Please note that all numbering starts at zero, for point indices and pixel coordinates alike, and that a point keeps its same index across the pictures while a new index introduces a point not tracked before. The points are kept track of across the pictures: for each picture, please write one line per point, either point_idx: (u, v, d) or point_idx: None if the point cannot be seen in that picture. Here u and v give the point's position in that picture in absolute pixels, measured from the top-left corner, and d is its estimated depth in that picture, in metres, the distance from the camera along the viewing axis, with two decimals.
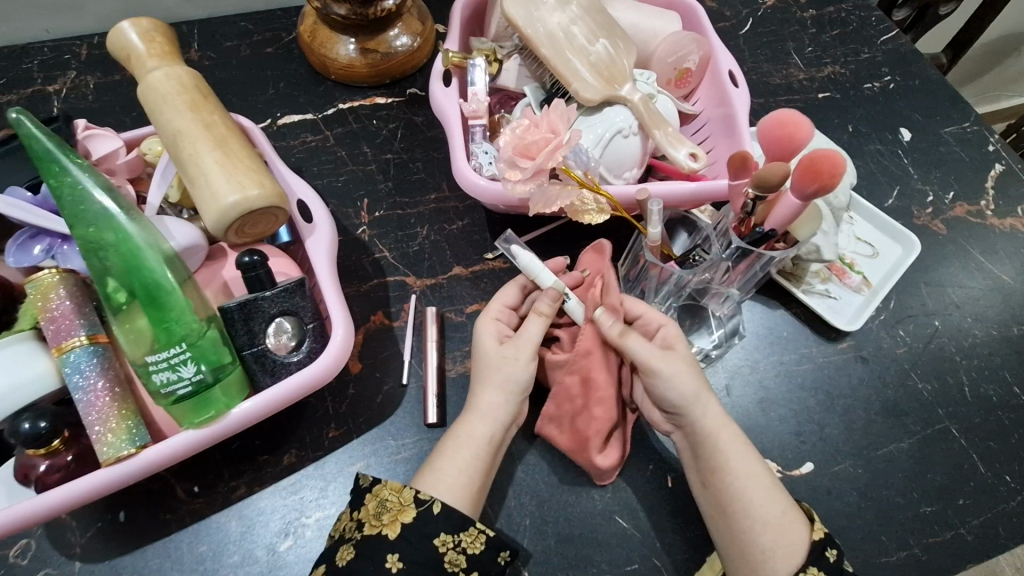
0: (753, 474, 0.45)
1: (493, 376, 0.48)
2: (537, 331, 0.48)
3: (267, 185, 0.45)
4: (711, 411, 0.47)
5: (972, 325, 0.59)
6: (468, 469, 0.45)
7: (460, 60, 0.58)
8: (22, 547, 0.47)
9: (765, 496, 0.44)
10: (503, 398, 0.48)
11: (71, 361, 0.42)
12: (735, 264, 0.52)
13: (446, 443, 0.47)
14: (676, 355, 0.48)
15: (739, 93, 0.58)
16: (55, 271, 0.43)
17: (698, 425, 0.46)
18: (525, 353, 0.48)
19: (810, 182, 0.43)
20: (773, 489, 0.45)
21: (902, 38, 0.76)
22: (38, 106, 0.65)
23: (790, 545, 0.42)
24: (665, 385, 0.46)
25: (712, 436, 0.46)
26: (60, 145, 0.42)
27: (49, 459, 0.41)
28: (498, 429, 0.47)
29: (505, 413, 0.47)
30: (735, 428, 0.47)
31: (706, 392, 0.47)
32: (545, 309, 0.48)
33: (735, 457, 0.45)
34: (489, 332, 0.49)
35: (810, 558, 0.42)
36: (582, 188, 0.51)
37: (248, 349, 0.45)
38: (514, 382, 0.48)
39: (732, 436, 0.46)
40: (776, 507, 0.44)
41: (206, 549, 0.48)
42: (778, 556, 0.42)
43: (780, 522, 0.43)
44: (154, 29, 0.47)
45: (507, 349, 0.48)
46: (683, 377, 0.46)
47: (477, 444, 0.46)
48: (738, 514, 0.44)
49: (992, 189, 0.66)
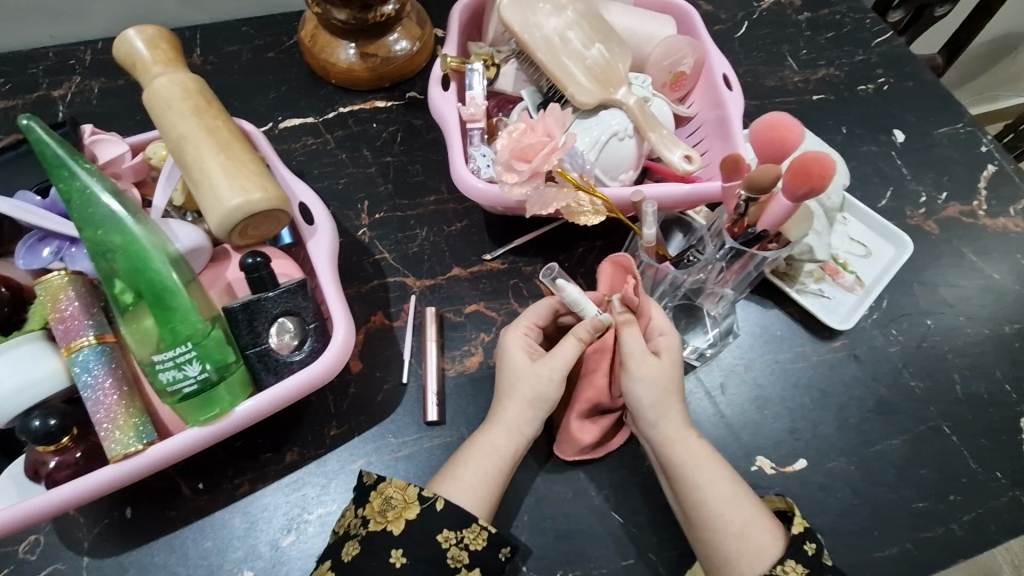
0: (716, 484, 0.46)
1: (521, 389, 0.49)
2: (570, 353, 0.49)
3: (269, 188, 0.46)
4: (667, 422, 0.48)
5: (965, 324, 0.60)
6: (487, 475, 0.46)
7: (459, 65, 0.59)
8: (31, 542, 0.48)
9: (727, 501, 0.45)
10: (524, 407, 0.49)
11: (80, 361, 0.43)
12: (729, 264, 0.54)
13: (465, 450, 0.48)
14: (660, 363, 0.49)
15: (732, 96, 0.60)
16: (64, 273, 0.45)
17: (655, 434, 0.48)
18: (558, 372, 0.49)
19: (801, 185, 0.44)
20: (737, 493, 0.46)
21: (896, 40, 0.77)
22: (44, 111, 0.66)
23: (755, 547, 0.43)
24: (633, 388, 0.48)
25: (670, 445, 0.47)
26: (70, 151, 0.43)
27: (59, 456, 0.42)
28: (522, 440, 0.48)
29: (524, 427, 0.48)
30: (695, 438, 0.48)
31: (670, 402, 0.48)
32: (584, 337, 0.49)
33: (695, 467, 0.46)
34: (519, 346, 0.50)
35: (788, 553, 0.43)
36: (577, 190, 0.52)
37: (252, 349, 0.46)
38: (528, 389, 0.49)
39: (691, 447, 0.47)
40: (739, 512, 0.44)
41: (210, 545, 0.49)
42: (744, 559, 0.43)
43: (744, 526, 0.44)
44: (158, 37, 0.48)
45: (539, 366, 0.49)
46: (654, 383, 0.48)
47: (499, 454, 0.47)
48: (703, 521, 0.45)
49: (984, 189, 0.67)
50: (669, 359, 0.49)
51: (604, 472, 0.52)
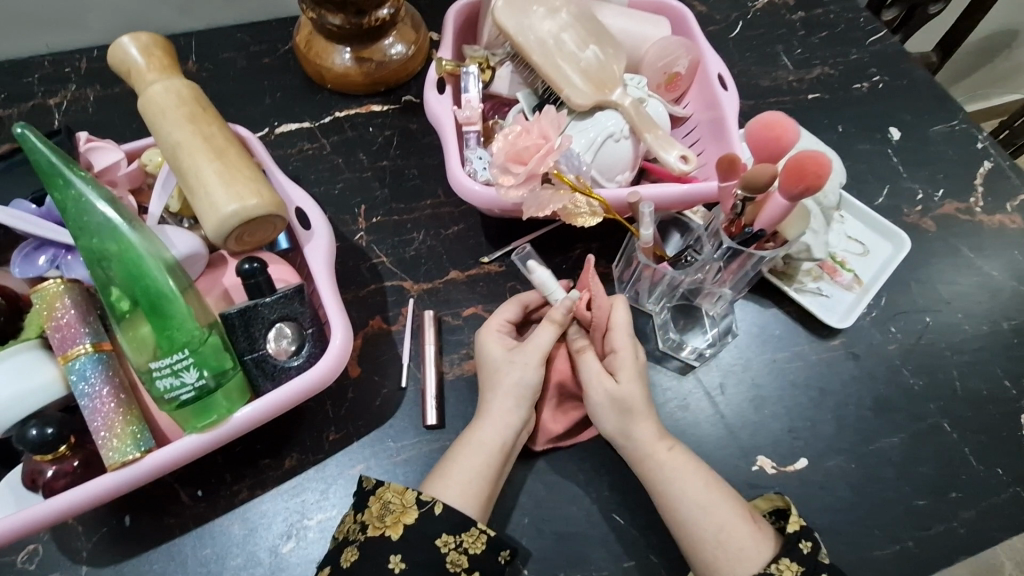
0: (687, 492, 0.46)
1: (504, 380, 0.49)
2: (546, 339, 0.50)
3: (265, 193, 0.46)
4: (638, 438, 0.48)
5: (962, 321, 0.60)
6: (475, 474, 0.46)
7: (454, 68, 0.59)
8: (29, 552, 0.48)
9: (706, 505, 0.45)
10: (516, 403, 0.49)
11: (77, 369, 0.43)
12: (726, 264, 0.54)
13: (458, 447, 0.48)
14: (614, 384, 0.49)
15: (728, 96, 0.60)
16: (61, 281, 0.44)
17: (628, 452, 0.49)
18: (534, 358, 0.49)
19: (796, 184, 0.44)
20: (717, 496, 0.45)
21: (890, 39, 0.77)
22: (40, 120, 0.66)
23: (731, 556, 0.43)
24: (595, 413, 0.50)
25: (644, 460, 0.48)
26: (64, 157, 0.43)
27: (56, 465, 0.42)
28: (511, 433, 0.48)
29: (511, 416, 0.49)
30: (667, 450, 0.48)
31: (635, 421, 0.48)
32: (558, 318, 0.50)
33: (666, 476, 0.47)
34: (495, 342, 0.51)
35: (783, 552, 0.43)
36: (575, 191, 0.52)
37: (249, 355, 0.45)
38: (523, 387, 0.49)
39: (662, 459, 0.47)
40: (714, 519, 0.44)
41: (210, 552, 0.48)
42: (723, 563, 0.43)
43: (719, 533, 0.44)
44: (153, 44, 0.48)
45: (514, 354, 0.50)
46: (608, 407, 0.49)
47: (488, 448, 0.47)
48: (681, 527, 0.45)
49: (980, 186, 0.67)
50: (625, 380, 0.49)
51: (603, 474, 0.52)
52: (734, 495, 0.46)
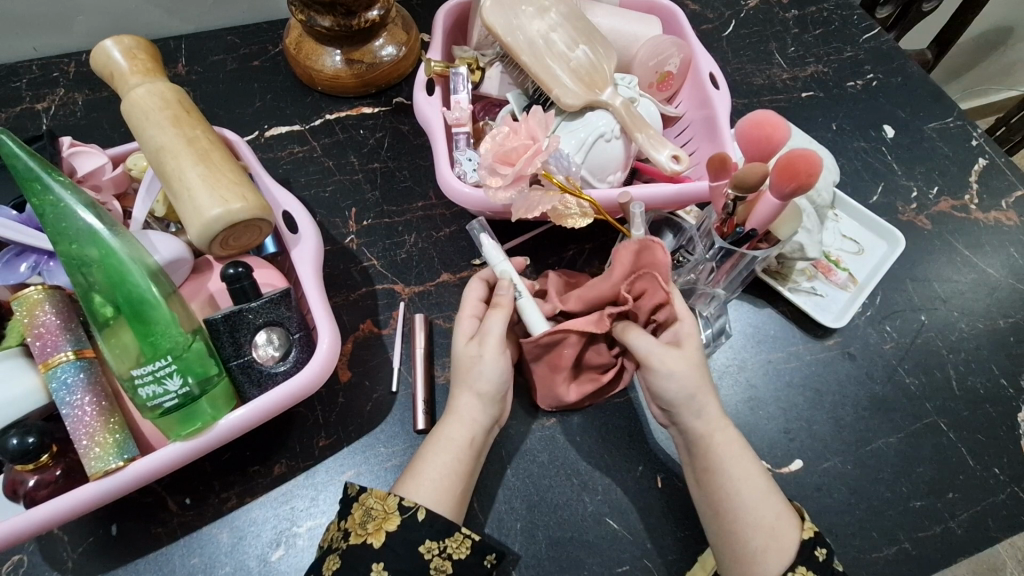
0: (747, 477, 0.45)
1: (465, 374, 0.48)
2: (499, 326, 0.48)
3: (250, 197, 0.45)
4: (708, 413, 0.47)
5: (959, 319, 0.60)
6: (446, 470, 0.46)
7: (443, 69, 0.58)
8: (14, 562, 0.47)
9: (756, 498, 0.44)
10: (485, 400, 0.48)
11: (58, 377, 0.42)
12: (719, 265, 0.53)
13: (426, 447, 0.47)
14: (683, 353, 0.47)
15: (720, 95, 0.59)
16: (40, 288, 0.43)
17: (693, 425, 0.47)
18: (492, 351, 0.48)
19: (787, 182, 0.43)
20: (768, 490, 0.45)
21: (883, 37, 0.77)
22: (27, 124, 0.65)
23: (778, 544, 0.42)
24: (663, 383, 0.46)
25: (709, 436, 0.46)
26: (42, 163, 0.42)
27: (38, 475, 0.42)
28: (479, 431, 0.48)
29: (477, 412, 0.48)
30: (732, 430, 0.47)
31: (706, 393, 0.47)
32: (503, 301, 0.48)
33: (731, 459, 0.45)
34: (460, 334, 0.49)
35: (799, 559, 0.42)
36: (564, 192, 0.51)
37: (234, 361, 0.45)
38: (485, 380, 0.48)
39: (729, 438, 0.46)
40: (769, 508, 0.44)
41: (198, 561, 0.48)
42: (767, 555, 0.42)
43: (770, 521, 0.43)
44: (136, 47, 0.48)
45: (475, 349, 0.48)
46: (682, 378, 0.46)
47: (455, 444, 0.47)
48: (727, 515, 0.44)
49: (975, 183, 0.67)
50: (692, 347, 0.48)
51: (597, 478, 0.52)
52: (780, 491, 0.46)
